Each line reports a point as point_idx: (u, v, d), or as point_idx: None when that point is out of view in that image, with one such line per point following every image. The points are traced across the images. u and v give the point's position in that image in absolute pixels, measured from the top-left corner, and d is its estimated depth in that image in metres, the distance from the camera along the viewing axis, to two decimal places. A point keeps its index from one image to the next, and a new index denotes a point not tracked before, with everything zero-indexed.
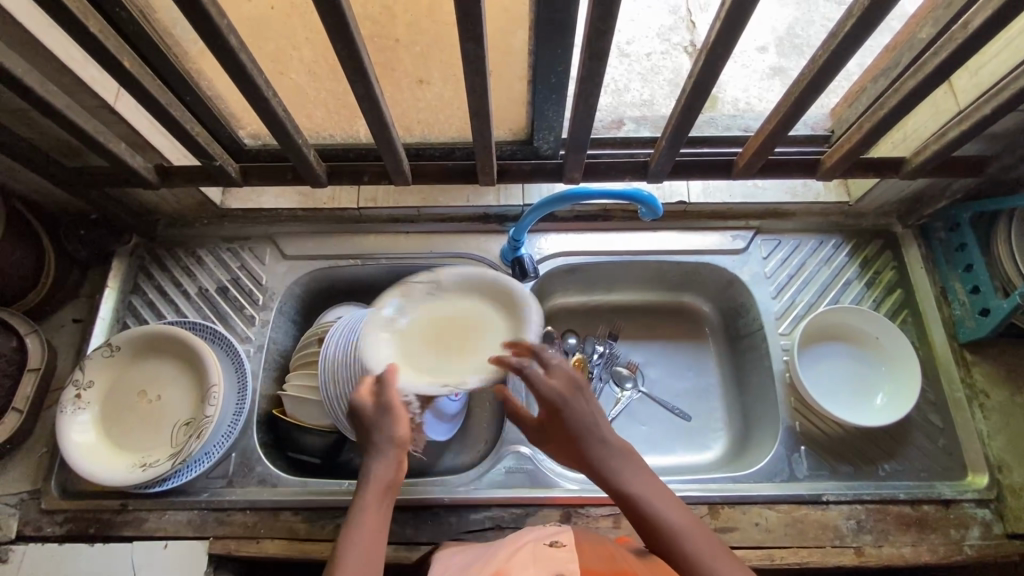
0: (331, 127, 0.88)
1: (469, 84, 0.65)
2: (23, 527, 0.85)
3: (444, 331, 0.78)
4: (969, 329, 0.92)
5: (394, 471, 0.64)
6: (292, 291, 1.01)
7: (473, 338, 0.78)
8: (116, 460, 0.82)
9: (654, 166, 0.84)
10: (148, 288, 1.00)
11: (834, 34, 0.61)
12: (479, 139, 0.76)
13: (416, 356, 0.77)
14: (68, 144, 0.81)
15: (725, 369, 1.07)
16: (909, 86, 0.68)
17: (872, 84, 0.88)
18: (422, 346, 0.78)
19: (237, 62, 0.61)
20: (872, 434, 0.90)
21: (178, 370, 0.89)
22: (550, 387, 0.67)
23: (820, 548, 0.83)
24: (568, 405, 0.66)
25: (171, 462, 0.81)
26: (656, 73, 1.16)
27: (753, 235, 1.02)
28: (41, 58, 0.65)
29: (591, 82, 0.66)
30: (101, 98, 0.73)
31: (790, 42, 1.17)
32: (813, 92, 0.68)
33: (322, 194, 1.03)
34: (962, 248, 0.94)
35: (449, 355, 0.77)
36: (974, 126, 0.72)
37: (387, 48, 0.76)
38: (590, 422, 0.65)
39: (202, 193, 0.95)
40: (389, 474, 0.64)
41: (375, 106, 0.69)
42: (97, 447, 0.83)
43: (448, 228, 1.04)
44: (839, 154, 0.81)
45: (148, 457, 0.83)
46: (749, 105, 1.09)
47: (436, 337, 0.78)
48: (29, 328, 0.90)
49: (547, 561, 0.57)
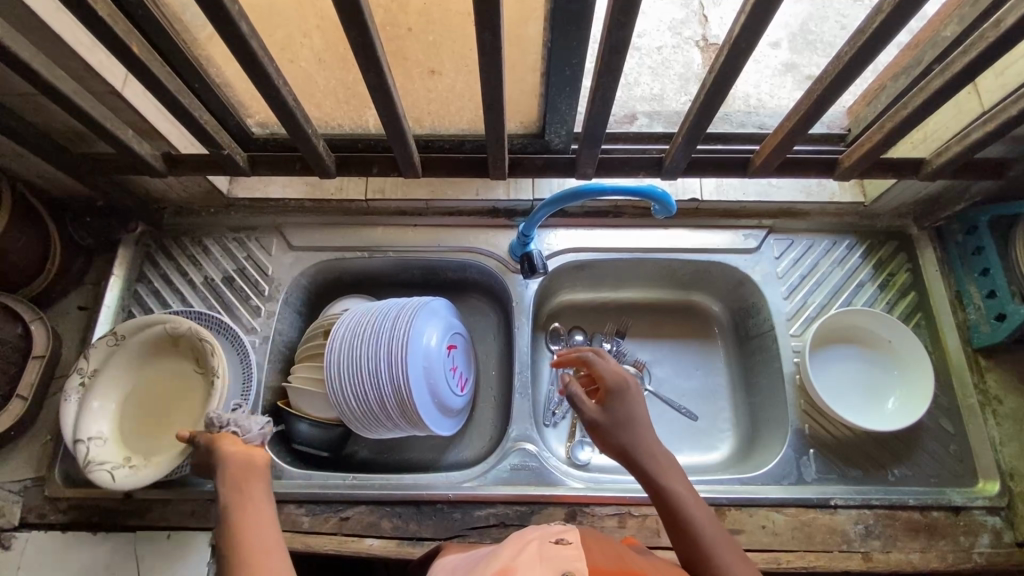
0: (340, 116, 0.87)
1: (484, 75, 0.63)
2: (27, 514, 0.85)
3: (158, 398, 0.87)
4: (984, 334, 0.91)
5: (242, 459, 0.63)
6: (298, 282, 1.00)
7: (191, 398, 0.87)
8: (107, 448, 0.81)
9: (669, 163, 0.83)
10: (154, 277, 0.99)
11: (860, 31, 0.60)
12: (491, 131, 0.74)
13: (140, 435, 0.84)
14: (75, 130, 0.80)
15: (733, 368, 1.06)
16: (934, 86, 0.66)
17: (892, 82, 0.86)
18: (136, 433, 0.84)
19: (247, 48, 0.60)
20: (882, 438, 0.89)
21: (168, 368, 0.89)
22: (622, 379, 0.71)
23: (827, 553, 0.82)
24: (631, 397, 0.69)
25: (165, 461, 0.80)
26: (666, 67, 1.14)
27: (766, 234, 1.00)
28: (49, 41, 0.64)
29: (609, 75, 0.65)
30: (108, 83, 0.72)
31: (804, 37, 1.14)
32: (836, 90, 0.66)
33: (329, 184, 1.02)
34: (980, 251, 0.92)
35: (170, 415, 0.86)
36: (999, 128, 0.70)
37: (398, 37, 0.75)
38: (645, 416, 0.68)
39: (210, 182, 0.94)
40: (237, 460, 0.62)
41: (387, 95, 0.67)
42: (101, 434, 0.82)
43: (456, 221, 1.03)
44: (859, 153, 0.79)
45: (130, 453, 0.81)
46: (760, 101, 1.07)
47: (145, 406, 0.86)
48: (35, 315, 0.90)
49: (554, 560, 0.51)
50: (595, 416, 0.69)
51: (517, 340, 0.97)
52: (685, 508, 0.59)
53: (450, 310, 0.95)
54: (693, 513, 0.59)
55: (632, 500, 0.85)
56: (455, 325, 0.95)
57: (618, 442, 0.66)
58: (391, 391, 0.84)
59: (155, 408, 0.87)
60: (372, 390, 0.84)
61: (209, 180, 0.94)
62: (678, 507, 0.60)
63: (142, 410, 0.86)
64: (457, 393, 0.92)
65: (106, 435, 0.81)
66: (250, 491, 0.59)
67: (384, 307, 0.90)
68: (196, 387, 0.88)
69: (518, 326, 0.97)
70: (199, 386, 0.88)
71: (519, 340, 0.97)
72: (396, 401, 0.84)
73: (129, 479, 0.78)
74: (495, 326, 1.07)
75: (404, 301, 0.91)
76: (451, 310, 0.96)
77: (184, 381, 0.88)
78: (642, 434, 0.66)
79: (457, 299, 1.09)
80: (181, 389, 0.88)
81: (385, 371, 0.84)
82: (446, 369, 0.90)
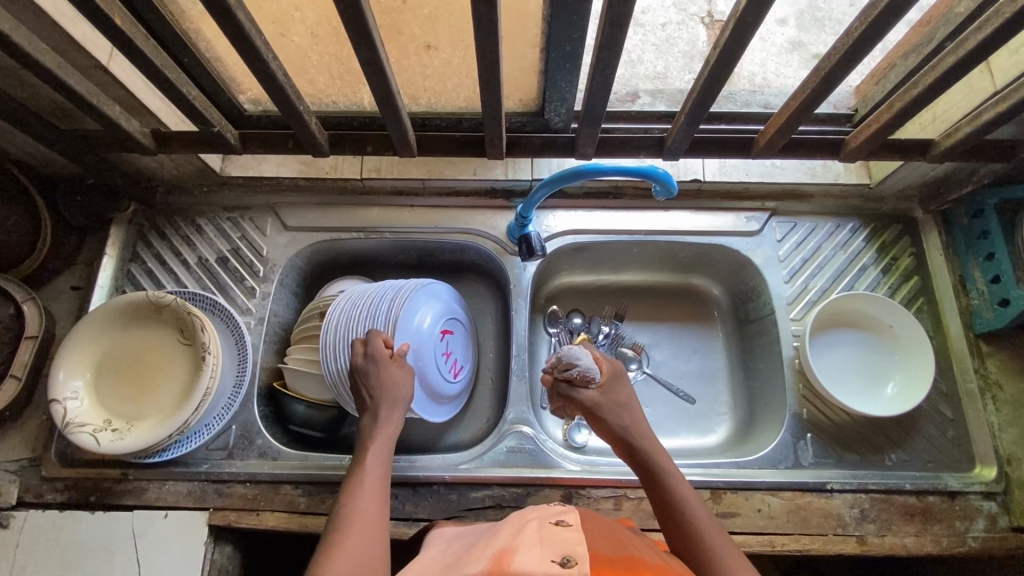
0: (334, 93, 0.85)
1: (480, 51, 0.61)
2: (24, 493, 0.85)
3: (138, 364, 0.87)
4: (986, 319, 0.90)
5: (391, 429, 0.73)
6: (293, 262, 0.99)
7: (174, 369, 0.87)
8: (90, 416, 0.81)
9: (671, 143, 0.81)
10: (147, 256, 0.97)
11: (873, 4, 0.58)
12: (489, 108, 0.72)
13: (121, 405, 0.84)
14: (61, 105, 0.78)
15: (732, 352, 1.05)
16: (947, 63, 0.64)
17: (901, 60, 0.84)
18: (122, 403, 0.84)
19: (234, 21, 0.57)
20: (881, 423, 0.89)
21: (155, 339, 0.88)
22: (619, 369, 0.78)
23: (822, 536, 0.82)
24: (625, 380, 0.77)
25: (143, 433, 0.80)
26: (670, 44, 1.11)
27: (768, 217, 0.99)
28: (30, 13, 0.62)
29: (610, 51, 0.62)
30: (93, 58, 0.70)
31: (812, 15, 1.11)
32: (845, 68, 0.64)
33: (324, 163, 1.00)
34: (986, 236, 0.90)
35: (151, 386, 0.86)
36: (1012, 108, 0.68)
37: (393, 10, 0.72)
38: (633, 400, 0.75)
39: (202, 160, 0.92)
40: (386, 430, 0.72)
41: (380, 72, 0.65)
42: (83, 404, 0.82)
43: (453, 202, 1.01)
44: (865, 134, 0.77)
45: (113, 422, 0.82)
46: (765, 80, 1.04)
47: (129, 376, 0.86)
48: (26, 295, 0.88)
49: (553, 542, 0.51)
50: (596, 402, 0.74)
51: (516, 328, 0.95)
52: (661, 468, 0.67)
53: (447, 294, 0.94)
54: (671, 480, 0.66)
55: (627, 482, 0.85)
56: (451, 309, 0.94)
57: (617, 423, 0.72)
58: None
59: (134, 373, 0.86)
60: None
61: (201, 158, 0.92)
62: (660, 477, 0.66)
63: (122, 375, 0.86)
64: (450, 381, 0.91)
65: (82, 394, 0.82)
66: (380, 459, 0.68)
67: (380, 288, 0.89)
68: (177, 357, 0.87)
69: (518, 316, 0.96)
70: (183, 360, 0.87)
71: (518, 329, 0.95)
72: None
73: (109, 445, 0.79)
74: (494, 310, 1.06)
75: (401, 282, 0.89)
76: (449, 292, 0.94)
77: (169, 355, 0.88)
78: (636, 416, 0.74)
79: (455, 280, 1.08)
80: (160, 357, 0.87)
81: None
82: (436, 353, 0.89)
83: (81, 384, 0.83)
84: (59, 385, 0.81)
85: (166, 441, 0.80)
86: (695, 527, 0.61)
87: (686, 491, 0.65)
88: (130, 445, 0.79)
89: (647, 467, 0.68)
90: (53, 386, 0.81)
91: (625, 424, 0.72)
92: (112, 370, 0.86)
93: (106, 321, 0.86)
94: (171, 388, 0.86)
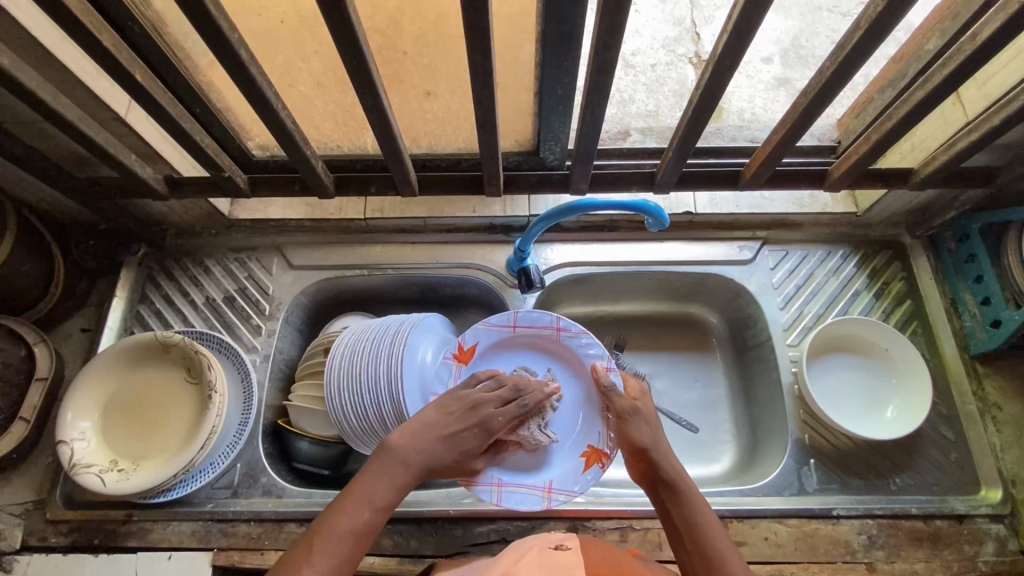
0: (338, 138, 0.89)
1: (477, 96, 0.65)
2: (28, 537, 0.85)
3: (146, 404, 0.88)
4: (978, 340, 0.92)
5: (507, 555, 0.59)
6: (298, 300, 1.01)
7: (179, 409, 0.88)
8: (94, 457, 0.82)
9: (661, 176, 0.84)
10: (156, 298, 1.00)
11: (841, 46, 0.61)
12: (487, 147, 0.76)
13: (126, 445, 0.85)
14: (79, 155, 0.82)
15: (732, 380, 1.06)
16: (917, 97, 0.68)
17: (878, 95, 0.89)
18: (127, 442, 0.85)
19: (247, 75, 0.61)
20: (884, 448, 0.89)
21: (161, 378, 0.89)
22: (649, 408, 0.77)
23: (831, 564, 0.82)
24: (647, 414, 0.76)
25: (147, 474, 0.80)
26: (660, 84, 1.16)
27: (760, 246, 1.02)
28: (55, 70, 0.67)
29: (598, 94, 0.66)
30: (112, 110, 0.74)
31: (795, 52, 1.16)
32: (820, 104, 0.68)
33: (329, 205, 1.04)
34: (972, 259, 0.93)
35: (155, 426, 0.87)
36: (983, 137, 0.71)
37: (394, 60, 0.77)
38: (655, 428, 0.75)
39: (211, 204, 0.96)
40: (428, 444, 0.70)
41: (383, 119, 0.69)
42: (86, 444, 0.82)
43: (453, 238, 1.04)
44: (848, 164, 0.80)
45: (118, 462, 0.83)
46: (754, 115, 1.09)
47: (135, 416, 0.87)
48: (38, 337, 0.91)
49: (555, 566, 0.53)
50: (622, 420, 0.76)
51: (571, 345, 0.89)
52: (677, 478, 0.69)
53: (481, 334, 0.90)
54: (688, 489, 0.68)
55: (633, 512, 0.85)
56: (445, 372, 0.88)
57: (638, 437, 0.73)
58: (391, 407, 0.83)
59: (139, 412, 0.87)
60: (372, 407, 0.83)
61: (210, 202, 0.96)
62: (676, 486, 0.68)
63: (127, 414, 0.87)
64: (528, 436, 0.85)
65: (89, 435, 0.83)
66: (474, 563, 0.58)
67: (383, 322, 0.90)
68: (182, 397, 0.89)
69: (571, 331, 0.89)
70: (188, 399, 0.88)
71: (579, 344, 0.89)
72: (396, 417, 0.83)
73: (113, 486, 0.79)
74: None
75: (403, 316, 0.91)
76: (489, 335, 0.90)
77: (176, 397, 0.89)
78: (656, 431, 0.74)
79: (456, 314, 1.11)
80: (167, 396, 0.89)
81: (385, 386, 0.83)
82: None
83: (88, 425, 0.84)
84: (67, 425, 0.82)
85: (170, 481, 0.80)
86: (707, 541, 0.63)
87: (699, 509, 0.66)
88: (132, 485, 0.79)
89: (667, 484, 0.69)
90: (61, 427, 0.82)
91: (648, 437, 0.73)
92: (118, 410, 0.87)
93: (113, 360, 0.87)
94: (177, 428, 0.87)
